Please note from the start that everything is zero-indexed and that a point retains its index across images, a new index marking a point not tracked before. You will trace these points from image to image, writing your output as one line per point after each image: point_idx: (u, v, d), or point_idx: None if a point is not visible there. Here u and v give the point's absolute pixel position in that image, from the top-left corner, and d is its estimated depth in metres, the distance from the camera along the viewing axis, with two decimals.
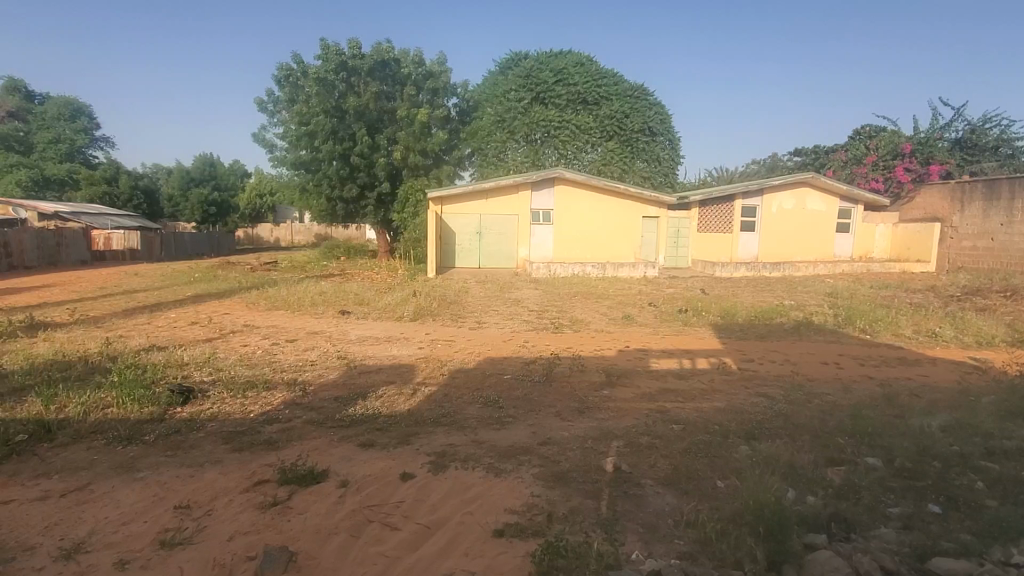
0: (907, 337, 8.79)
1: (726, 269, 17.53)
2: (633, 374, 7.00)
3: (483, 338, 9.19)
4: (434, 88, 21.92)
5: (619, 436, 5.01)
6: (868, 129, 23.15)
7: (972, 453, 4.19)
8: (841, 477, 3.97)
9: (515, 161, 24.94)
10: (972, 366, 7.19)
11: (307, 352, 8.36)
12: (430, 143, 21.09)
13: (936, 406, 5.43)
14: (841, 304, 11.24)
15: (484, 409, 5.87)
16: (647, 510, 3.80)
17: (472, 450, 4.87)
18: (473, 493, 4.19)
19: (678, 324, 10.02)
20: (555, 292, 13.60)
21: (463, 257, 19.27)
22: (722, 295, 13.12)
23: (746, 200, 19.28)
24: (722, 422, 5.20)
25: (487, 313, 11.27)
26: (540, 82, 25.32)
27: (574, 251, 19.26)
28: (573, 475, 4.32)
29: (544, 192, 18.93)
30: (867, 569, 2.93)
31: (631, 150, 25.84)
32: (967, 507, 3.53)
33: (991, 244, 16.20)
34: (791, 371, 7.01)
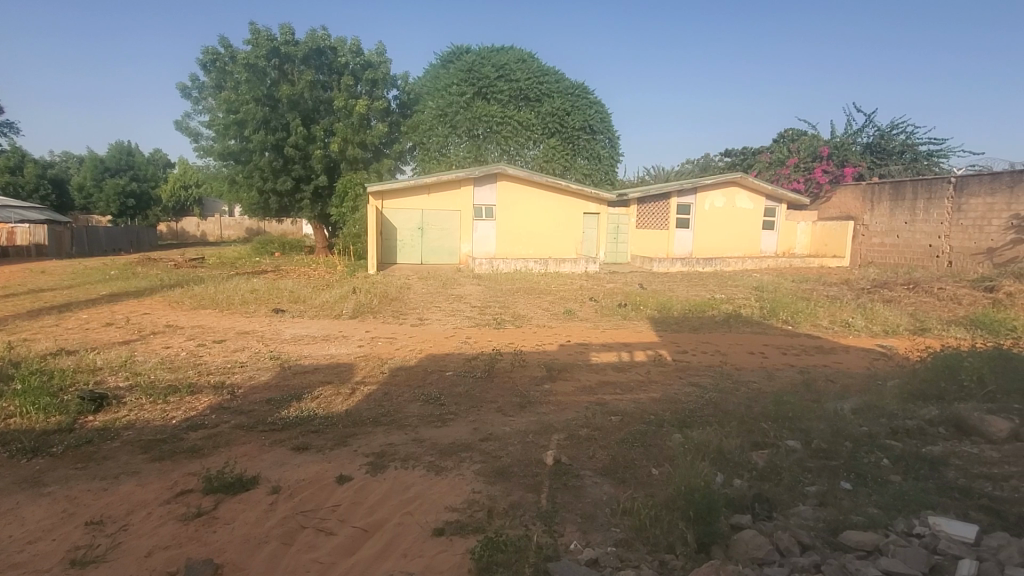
0: (824, 327, 9.48)
1: (662, 264, 18.14)
2: (574, 367, 7.12)
3: (424, 335, 9.07)
4: (373, 79, 21.09)
5: (560, 429, 5.08)
6: (791, 132, 24.71)
7: (879, 432, 4.56)
8: (764, 459, 4.21)
9: (457, 156, 24.71)
10: (879, 353, 7.85)
11: (236, 353, 7.93)
12: (370, 135, 20.43)
13: (848, 391, 5.87)
14: (766, 297, 11.93)
15: (425, 406, 5.77)
16: (585, 500, 3.88)
17: (412, 448, 4.79)
18: (413, 492, 4.13)
19: (617, 318, 10.30)
20: (498, 288, 13.60)
21: (404, 252, 18.94)
22: (659, 290, 13.58)
23: (681, 198, 20.05)
24: (657, 412, 5.39)
25: (429, 309, 11.15)
26: (482, 77, 25.41)
27: (516, 247, 19.37)
28: (513, 470, 4.34)
29: (486, 187, 18.89)
30: (786, 545, 3.11)
31: (572, 148, 26.23)
32: (874, 482, 3.83)
33: (896, 241, 17.70)
34: (720, 361, 7.39)
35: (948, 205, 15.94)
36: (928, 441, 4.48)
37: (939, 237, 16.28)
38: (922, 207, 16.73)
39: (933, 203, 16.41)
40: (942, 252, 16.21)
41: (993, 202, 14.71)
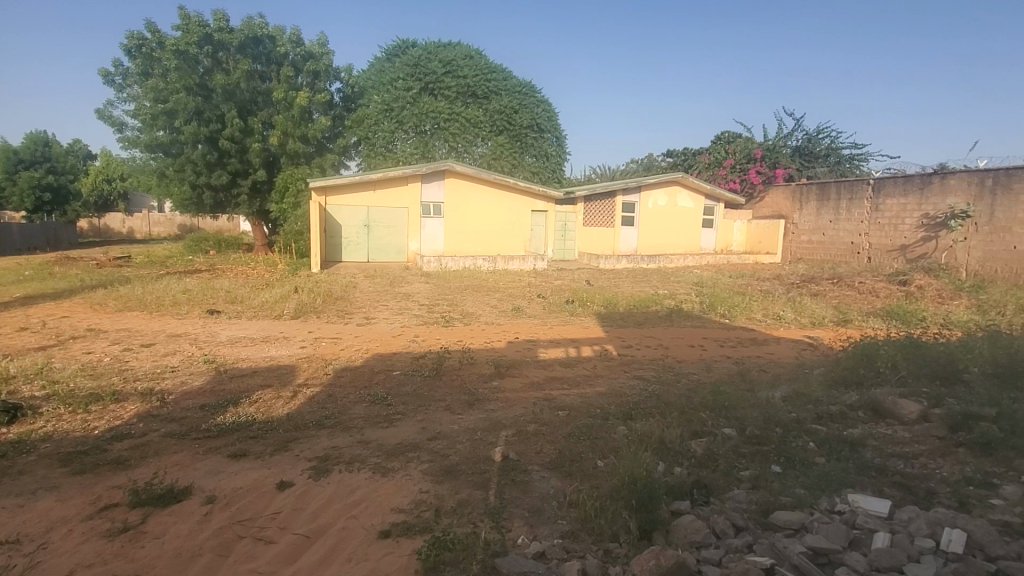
0: (758, 320, 10.00)
1: (609, 261, 18.74)
2: (522, 364, 7.16)
3: (371, 334, 8.88)
4: (315, 71, 20.25)
5: (508, 425, 5.11)
6: (728, 134, 25.81)
7: (806, 418, 4.86)
8: (703, 447, 4.39)
9: (404, 151, 24.36)
10: (807, 344, 8.36)
11: (167, 357, 7.48)
12: (312, 129, 19.58)
13: (779, 380, 6.23)
14: (705, 292, 12.45)
15: (371, 407, 5.66)
16: (532, 494, 3.93)
17: (357, 451, 4.69)
18: (357, 495, 4.03)
19: (565, 315, 10.47)
20: (446, 286, 13.50)
21: (350, 250, 18.47)
22: (605, 286, 13.88)
23: (626, 196, 20.56)
24: (602, 405, 5.51)
25: (376, 308, 10.92)
26: (429, 72, 25.23)
27: (465, 245, 19.30)
28: (461, 467, 4.32)
29: (434, 185, 18.71)
30: (722, 528, 3.27)
31: (520, 145, 26.27)
32: (801, 464, 4.08)
33: (822, 238, 18.88)
34: (663, 354, 7.66)
35: (867, 205, 17.12)
36: (849, 425, 4.81)
37: (860, 234, 17.48)
38: (845, 207, 17.92)
39: (854, 203, 17.59)
40: (862, 248, 17.40)
41: (906, 202, 15.88)
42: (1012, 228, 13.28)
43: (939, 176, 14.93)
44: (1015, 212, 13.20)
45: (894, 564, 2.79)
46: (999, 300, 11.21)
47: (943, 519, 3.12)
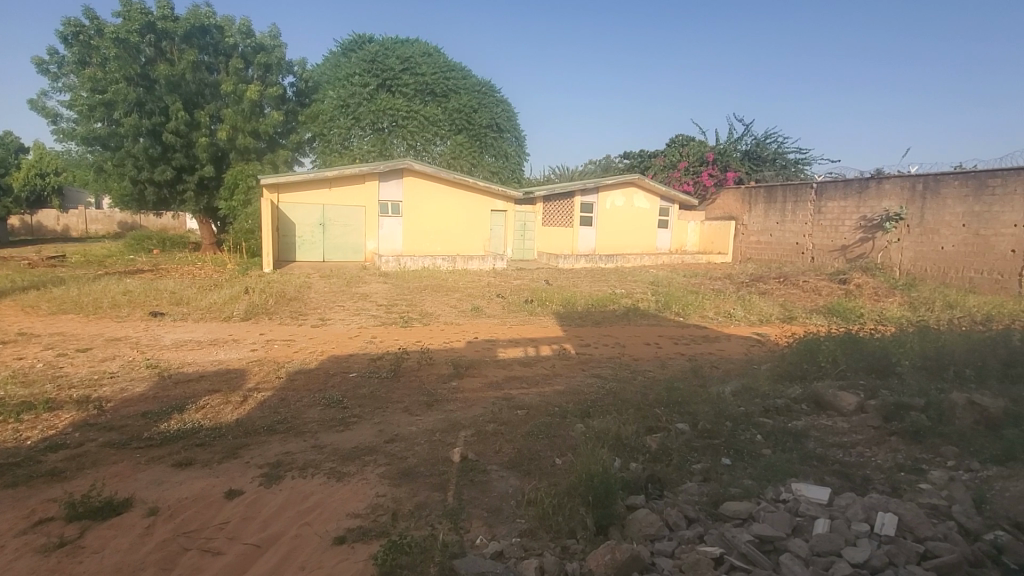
0: (710, 318, 10.35)
1: (567, 261, 18.96)
2: (481, 364, 7.15)
3: (326, 335, 8.67)
4: (266, 63, 19.46)
5: (467, 425, 5.10)
6: (681, 138, 26.56)
7: (754, 412, 5.07)
8: (657, 442, 4.51)
9: (361, 149, 24.02)
10: (755, 340, 8.72)
11: (106, 363, 7.06)
12: (263, 124, 18.93)
13: (729, 376, 6.46)
14: (660, 291, 12.79)
15: (326, 410, 5.52)
16: (491, 494, 3.93)
17: (311, 456, 4.56)
18: (311, 501, 3.93)
19: (524, 314, 10.52)
20: (404, 286, 13.32)
21: (305, 250, 17.97)
22: (563, 286, 14.03)
23: (584, 197, 20.85)
24: (560, 404, 5.58)
25: (332, 309, 10.66)
26: (386, 68, 24.88)
27: (424, 244, 19.14)
28: (419, 470, 4.28)
29: (392, 183, 18.45)
30: (674, 520, 3.37)
31: (480, 145, 26.17)
32: (748, 456, 4.25)
33: (770, 239, 19.70)
34: (620, 352, 7.81)
35: (811, 207, 17.97)
36: (793, 417, 5.05)
37: (804, 235, 18.33)
38: (790, 209, 18.76)
39: (799, 205, 18.42)
40: (806, 249, 18.26)
41: (846, 205, 16.75)
42: (940, 230, 14.21)
43: (876, 181, 15.82)
44: (942, 215, 14.13)
45: (833, 548, 2.95)
46: (928, 297, 11.99)
47: (877, 503, 3.31)
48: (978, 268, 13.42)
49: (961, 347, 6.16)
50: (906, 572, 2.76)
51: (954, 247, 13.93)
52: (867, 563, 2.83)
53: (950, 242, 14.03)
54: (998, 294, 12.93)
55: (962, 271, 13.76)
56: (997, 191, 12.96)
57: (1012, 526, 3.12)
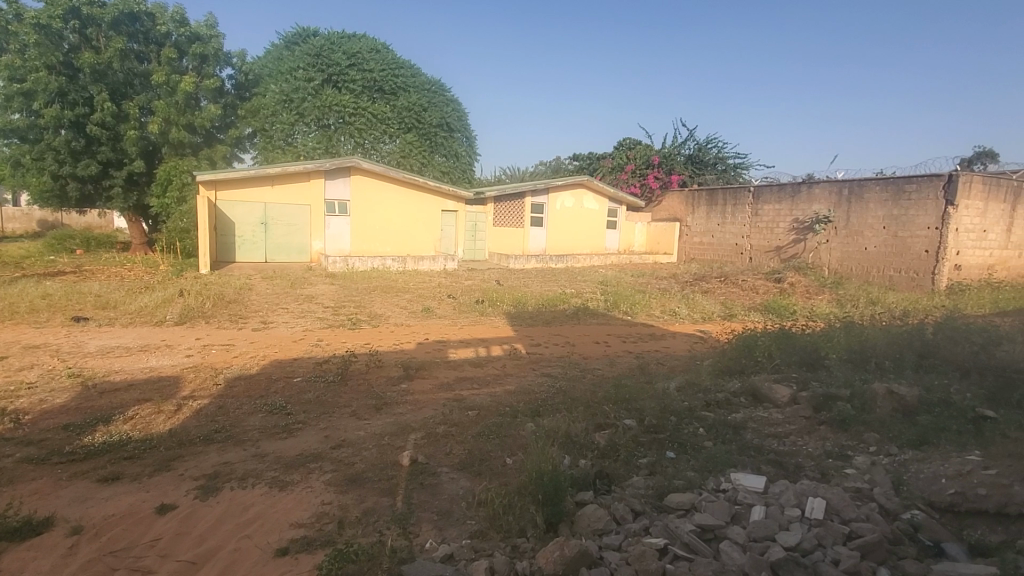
0: (656, 316, 10.68)
1: (519, 261, 19.06)
2: (431, 365, 7.08)
3: (269, 339, 8.33)
4: (202, 54, 18.25)
5: (417, 428, 5.02)
6: (628, 141, 27.27)
7: (697, 406, 5.27)
8: (605, 438, 4.60)
9: (305, 146, 23.37)
10: (698, 337, 9.07)
11: (21, 372, 6.49)
12: (199, 117, 17.95)
13: (673, 372, 6.68)
14: (609, 291, 13.07)
15: (269, 417, 5.31)
16: (441, 497, 3.89)
17: (252, 465, 4.37)
18: (252, 513, 3.76)
19: (475, 314, 10.50)
20: (352, 287, 12.99)
21: (246, 251, 17.23)
22: (515, 286, 14.10)
23: (535, 198, 21.05)
24: (511, 403, 5.60)
25: (275, 311, 10.26)
26: (332, 63, 24.16)
27: (372, 244, 18.76)
28: (366, 475, 4.18)
29: (339, 182, 17.95)
30: (622, 514, 3.45)
31: (430, 144, 25.88)
32: (691, 449, 4.42)
33: (711, 240, 20.54)
34: (570, 351, 7.93)
35: (749, 210, 18.85)
36: (732, 410, 5.29)
37: (742, 237, 19.22)
38: (730, 211, 19.61)
39: (738, 208, 19.28)
40: (744, 249, 19.15)
41: (781, 208, 17.67)
42: (864, 232, 15.26)
43: (807, 186, 16.79)
44: (865, 218, 15.17)
45: (768, 534, 3.10)
46: (853, 294, 12.85)
47: (807, 489, 3.51)
48: (896, 267, 14.51)
49: (882, 341, 6.63)
50: (832, 551, 2.93)
51: (876, 248, 14.98)
52: (799, 545, 2.99)
53: (872, 243, 15.08)
54: (914, 291, 14.02)
55: (883, 270, 14.84)
56: (913, 196, 14.03)
57: (926, 505, 3.38)
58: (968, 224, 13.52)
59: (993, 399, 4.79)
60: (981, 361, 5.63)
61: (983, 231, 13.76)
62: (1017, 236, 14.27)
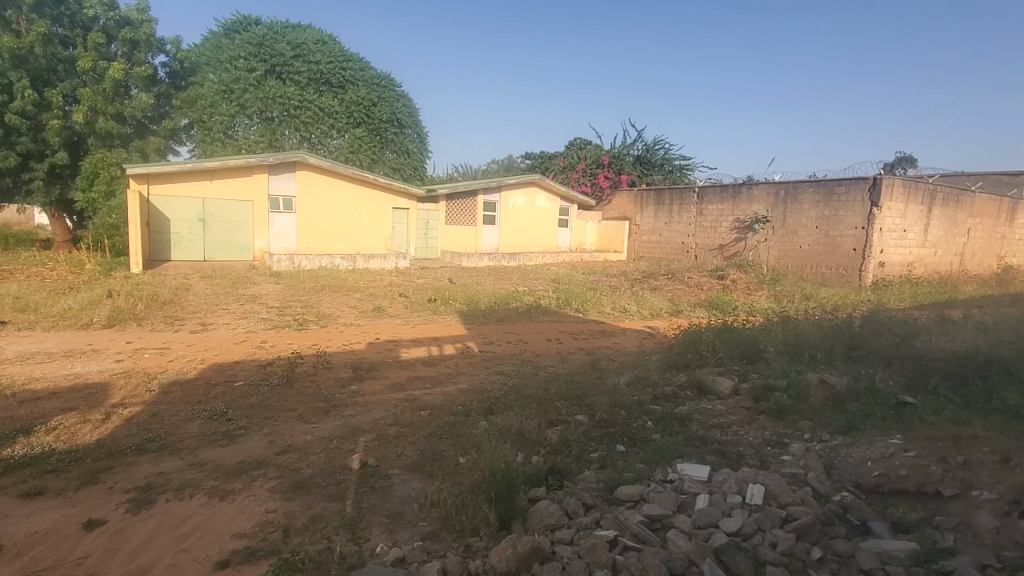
0: (607, 313, 10.91)
1: (471, 259, 18.98)
2: (382, 365, 6.93)
3: (208, 342, 7.92)
4: (132, 40, 17.02)
5: (367, 430, 4.92)
6: (579, 141, 27.67)
7: (646, 400, 5.42)
8: (558, 434, 4.65)
9: (247, 139, 22.42)
10: (647, 333, 9.32)
11: None
12: (129, 107, 16.81)
13: (623, 367, 6.85)
14: (561, 289, 13.22)
15: (208, 423, 5.05)
16: (392, 499, 3.83)
17: (189, 475, 4.15)
18: (190, 524, 3.57)
19: (427, 313, 10.36)
20: (298, 286, 12.53)
21: (183, 248, 16.35)
22: (468, 284, 14.02)
23: (487, 196, 21.04)
24: (464, 402, 5.58)
25: (216, 312, 9.78)
26: (276, 53, 23.18)
27: (320, 242, 18.20)
28: (314, 480, 4.05)
29: (284, 177, 17.29)
30: (573, 508, 3.50)
31: (379, 140, 25.35)
32: (640, 442, 4.54)
33: (659, 239, 21.14)
34: (523, 349, 7.97)
35: (693, 210, 19.52)
36: (679, 403, 5.47)
37: (688, 236, 19.87)
38: (676, 211, 20.24)
39: (684, 208, 19.92)
40: (690, 248, 19.81)
41: (723, 208, 18.39)
42: (798, 232, 16.14)
43: (747, 187, 17.54)
44: (799, 218, 16.05)
45: (712, 520, 3.22)
46: (789, 290, 13.56)
47: (748, 477, 3.67)
48: (828, 265, 15.43)
49: (815, 334, 7.03)
50: (770, 535, 3.07)
51: (810, 246, 15.87)
52: (740, 531, 3.12)
53: (806, 242, 15.96)
54: (843, 287, 14.95)
55: (816, 267, 15.74)
56: (842, 198, 14.95)
57: (854, 487, 3.62)
58: (891, 224, 14.53)
59: (912, 386, 5.17)
60: (901, 351, 6.06)
61: (903, 230, 14.83)
62: (933, 235, 15.46)
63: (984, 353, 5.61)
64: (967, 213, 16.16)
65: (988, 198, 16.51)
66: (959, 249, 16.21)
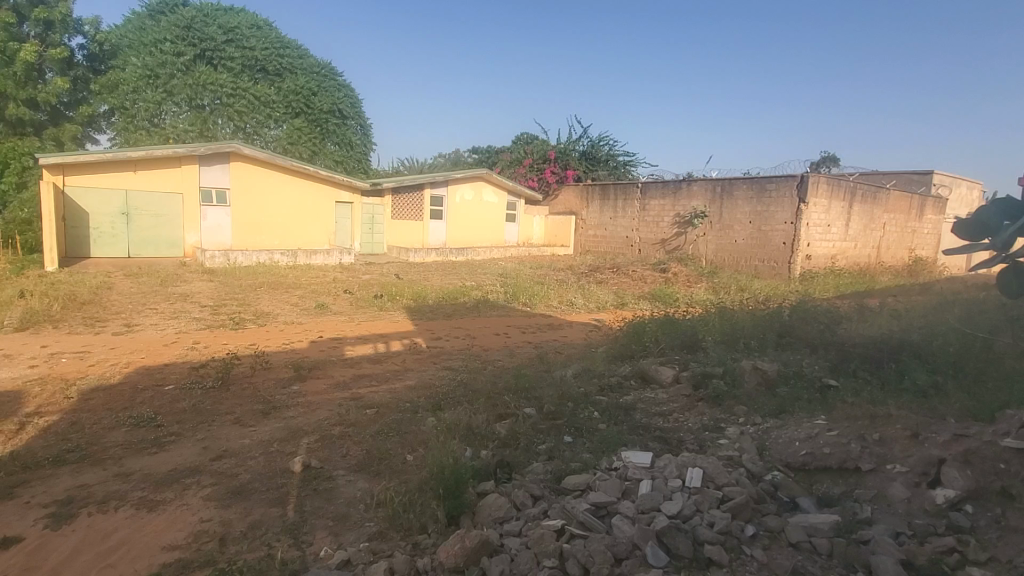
0: (554, 307, 11.04)
1: (418, 254, 18.74)
2: (326, 364, 6.73)
3: (134, 344, 7.39)
4: (46, 20, 15.45)
5: (310, 431, 4.76)
6: (526, 136, 27.87)
7: (593, 391, 5.53)
8: (506, 428, 4.68)
9: (175, 128, 21.15)
10: (594, 326, 9.50)
11: None
12: (43, 92, 15.58)
13: (570, 360, 6.96)
14: (509, 283, 13.26)
15: (135, 431, 4.73)
16: (337, 501, 3.72)
17: (116, 486, 3.88)
18: (116, 539, 3.33)
19: (373, 310, 10.12)
20: (234, 284, 11.90)
21: (103, 245, 15.15)
22: (414, 280, 13.79)
23: (434, 190, 20.88)
24: (411, 399, 5.50)
25: (142, 312, 9.15)
26: (206, 37, 21.80)
27: (257, 237, 17.42)
28: (253, 486, 3.88)
29: (216, 168, 16.36)
30: (521, 500, 3.52)
31: (320, 131, 24.50)
32: (587, 432, 4.63)
33: (604, 233, 21.54)
34: (471, 344, 7.94)
35: (637, 205, 20.01)
36: (624, 393, 5.63)
37: (633, 230, 20.37)
38: (621, 206, 20.69)
39: (628, 203, 20.38)
40: (634, 242, 20.33)
41: (665, 203, 18.96)
42: (734, 226, 16.91)
43: (687, 182, 18.16)
44: (735, 213, 16.82)
45: (654, 504, 3.33)
46: (726, 282, 14.18)
47: (688, 461, 3.81)
48: (760, 258, 16.27)
49: (750, 324, 7.40)
50: (709, 515, 3.21)
51: (744, 240, 16.67)
52: (679, 513, 3.24)
53: (741, 236, 16.76)
54: (775, 278, 15.81)
55: (749, 260, 16.57)
56: (773, 194, 15.79)
57: (784, 466, 3.85)
58: (816, 219, 15.49)
59: (834, 370, 5.55)
60: (825, 338, 6.48)
61: (827, 225, 15.85)
62: (853, 229, 16.62)
63: (897, 338, 6.09)
64: (883, 210, 17.46)
65: (901, 196, 17.90)
66: (876, 242, 17.51)
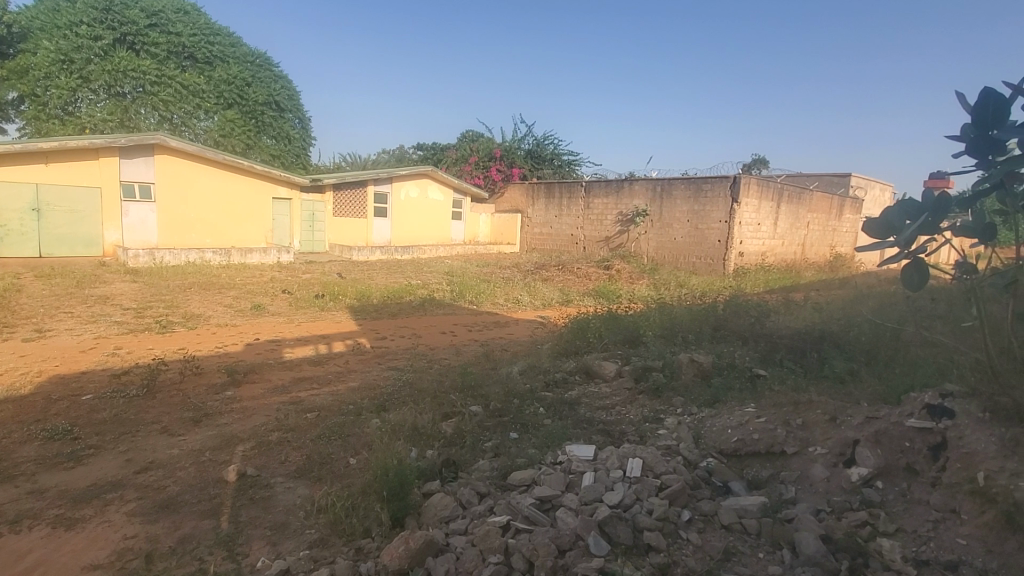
0: (500, 305, 11.09)
1: (362, 253, 18.28)
2: (263, 367, 6.45)
3: (46, 351, 6.80)
4: None
5: (246, 438, 4.55)
6: (472, 134, 27.77)
7: (538, 387, 5.61)
8: (452, 427, 4.65)
9: (92, 117, 19.81)
10: (539, 323, 9.62)
11: None
12: None
13: (516, 357, 7.02)
14: (455, 281, 13.20)
15: (48, 445, 4.35)
16: (276, 509, 3.59)
17: (26, 505, 3.56)
18: (28, 562, 3.06)
19: (314, 310, 9.80)
20: (161, 285, 11.20)
21: (8, 244, 13.82)
22: (358, 278, 13.46)
23: (378, 187, 20.38)
24: (355, 400, 5.37)
25: (54, 316, 8.43)
26: (126, 20, 20.11)
27: (186, 235, 16.46)
28: (183, 498, 3.67)
29: (140, 161, 15.29)
30: (467, 498, 3.53)
31: (255, 123, 23.45)
32: (532, 428, 4.68)
33: (550, 230, 21.81)
34: (416, 343, 7.84)
35: (581, 203, 20.40)
36: (568, 388, 5.74)
37: (577, 228, 20.76)
38: (566, 204, 21.00)
39: (572, 201, 20.75)
40: (579, 239, 20.73)
41: (608, 201, 19.40)
42: (673, 224, 17.58)
43: (629, 182, 18.67)
44: (674, 212, 17.49)
45: (596, 495, 3.42)
46: (665, 279, 14.73)
47: (628, 452, 3.94)
48: (697, 255, 17.01)
49: (687, 319, 7.72)
50: (647, 503, 3.33)
51: (682, 238, 17.36)
52: (621, 502, 3.34)
53: (680, 233, 17.44)
54: (710, 275, 16.57)
55: (687, 257, 17.29)
56: (708, 194, 16.54)
57: (718, 452, 4.05)
58: (748, 218, 16.34)
59: (764, 361, 5.88)
60: (755, 330, 6.86)
61: (757, 224, 16.77)
62: (781, 228, 17.67)
63: (819, 329, 6.53)
64: (807, 209, 18.65)
65: (822, 196, 19.19)
66: (801, 240, 18.70)
